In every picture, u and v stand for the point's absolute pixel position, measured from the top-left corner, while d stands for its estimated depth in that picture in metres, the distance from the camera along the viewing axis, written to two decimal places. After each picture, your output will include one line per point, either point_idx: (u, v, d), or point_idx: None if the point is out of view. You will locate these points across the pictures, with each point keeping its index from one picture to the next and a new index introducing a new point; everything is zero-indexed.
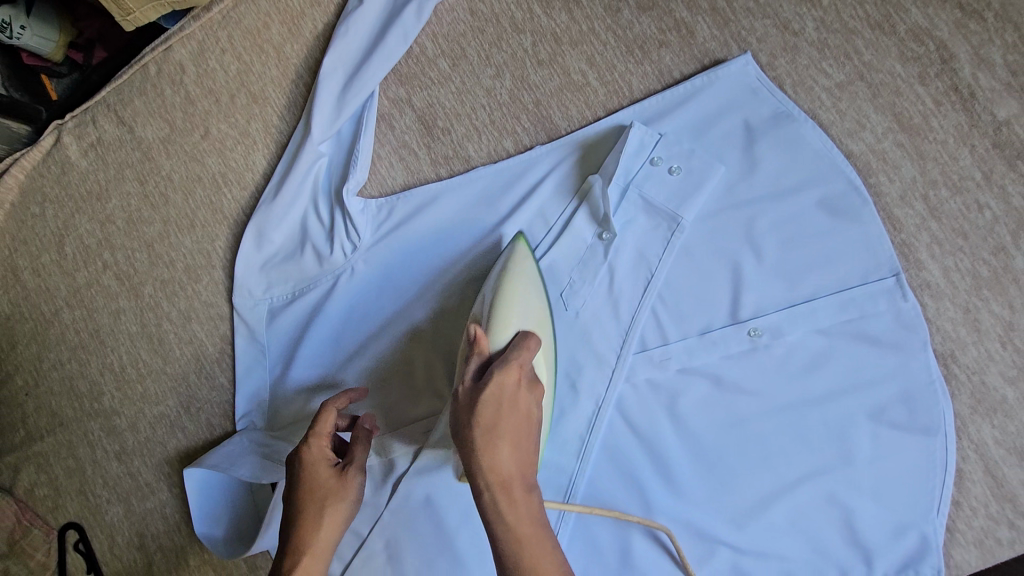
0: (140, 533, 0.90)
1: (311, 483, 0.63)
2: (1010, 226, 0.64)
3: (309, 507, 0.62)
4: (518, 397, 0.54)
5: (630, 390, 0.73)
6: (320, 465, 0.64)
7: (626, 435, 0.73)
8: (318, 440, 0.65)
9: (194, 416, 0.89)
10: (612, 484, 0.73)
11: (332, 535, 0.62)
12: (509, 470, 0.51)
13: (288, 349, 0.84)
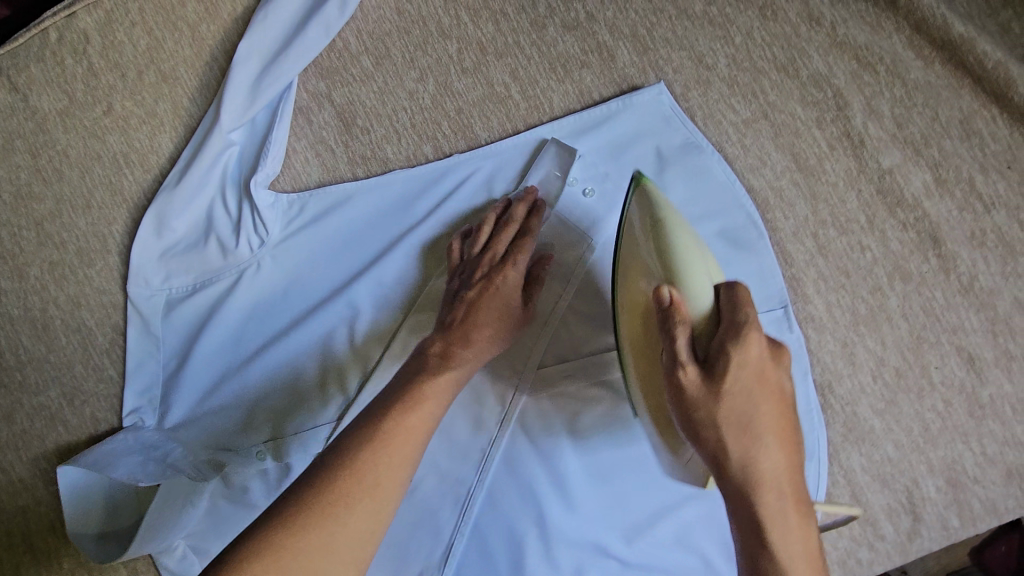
0: (9, 533, 0.83)
1: (441, 379, 0.62)
2: (887, 268, 0.67)
3: (503, 313, 0.67)
4: (767, 371, 0.51)
5: (532, 403, 0.74)
6: (511, 278, 0.68)
7: (526, 449, 0.74)
8: (522, 261, 0.69)
9: (77, 409, 0.83)
10: (509, 494, 0.74)
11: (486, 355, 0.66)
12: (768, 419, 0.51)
13: (185, 343, 0.80)
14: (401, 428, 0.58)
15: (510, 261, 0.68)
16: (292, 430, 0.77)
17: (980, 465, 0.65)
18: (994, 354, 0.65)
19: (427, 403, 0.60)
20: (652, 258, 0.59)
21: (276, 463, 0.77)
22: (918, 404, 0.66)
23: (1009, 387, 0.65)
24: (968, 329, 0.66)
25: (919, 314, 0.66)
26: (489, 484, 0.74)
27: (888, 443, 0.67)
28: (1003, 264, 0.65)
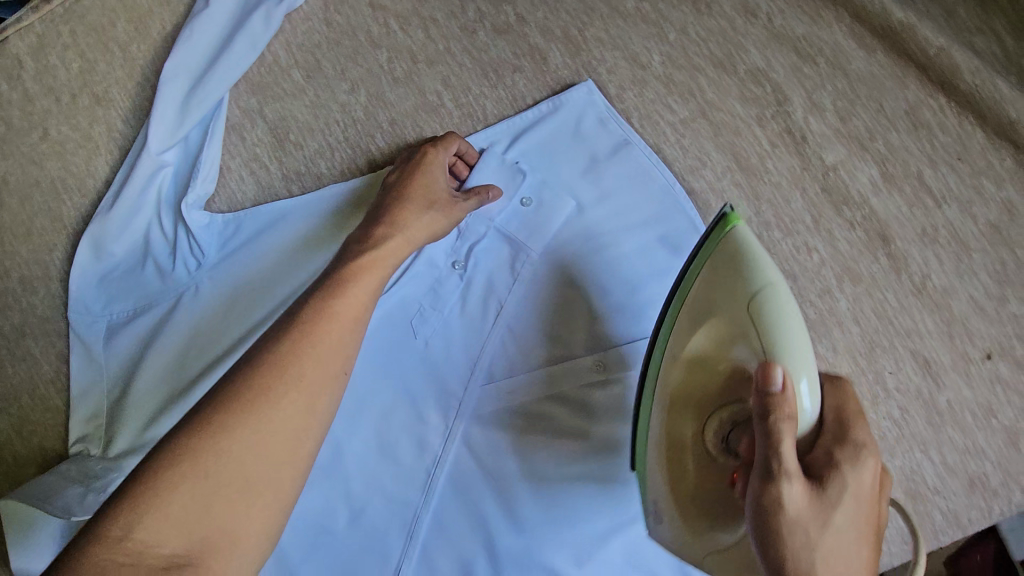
0: None
1: (315, 354, 0.49)
2: (836, 270, 0.64)
3: (417, 198, 0.63)
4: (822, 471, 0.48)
5: (480, 421, 0.71)
6: (438, 168, 0.66)
7: (472, 470, 0.71)
8: (446, 147, 0.67)
9: (25, 439, 0.82)
10: (457, 519, 0.71)
11: (421, 236, 0.61)
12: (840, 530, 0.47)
13: (126, 370, 0.79)
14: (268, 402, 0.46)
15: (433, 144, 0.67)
16: None
17: (940, 475, 0.62)
18: (951, 357, 0.62)
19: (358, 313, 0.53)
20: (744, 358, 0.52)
21: None
22: (873, 413, 0.63)
23: (968, 391, 0.61)
24: (923, 332, 0.62)
25: (871, 318, 0.63)
26: (435, 507, 0.71)
27: None
28: (957, 261, 0.62)
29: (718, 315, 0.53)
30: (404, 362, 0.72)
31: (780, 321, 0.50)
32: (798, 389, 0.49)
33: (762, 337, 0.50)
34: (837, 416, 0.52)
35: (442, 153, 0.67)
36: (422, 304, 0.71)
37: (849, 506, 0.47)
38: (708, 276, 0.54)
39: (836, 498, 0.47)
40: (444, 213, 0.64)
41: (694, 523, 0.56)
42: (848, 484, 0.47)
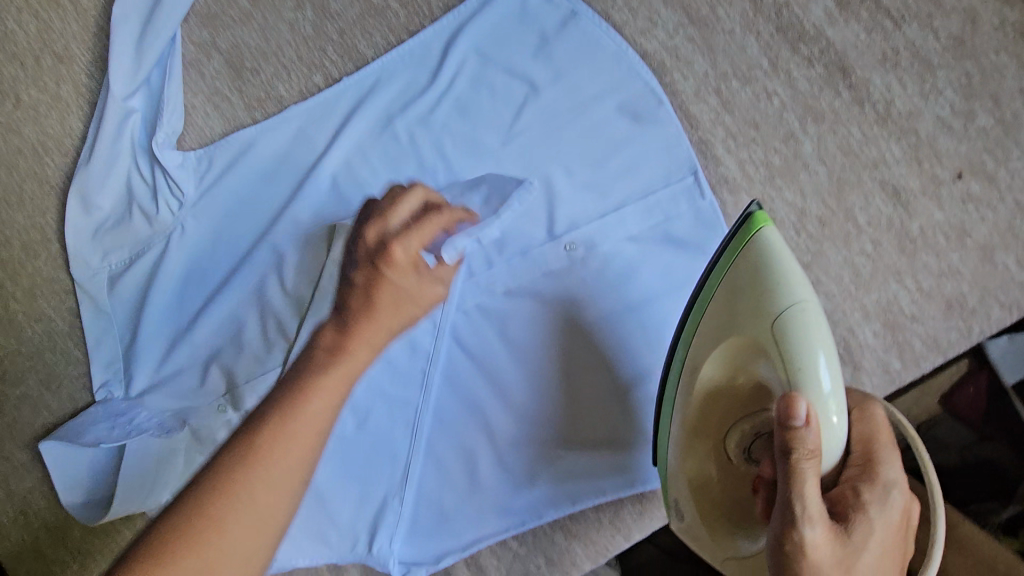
0: (23, 512, 0.90)
1: (310, 409, 0.56)
2: (798, 112, 0.63)
3: (385, 308, 0.60)
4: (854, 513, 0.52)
5: (465, 315, 0.73)
6: (405, 274, 0.60)
7: (462, 362, 0.74)
8: (415, 242, 0.60)
9: (56, 392, 0.88)
10: (455, 408, 0.75)
11: (395, 323, 0.61)
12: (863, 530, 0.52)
13: (133, 314, 0.83)
14: (260, 456, 0.53)
15: (398, 241, 0.59)
16: (243, 378, 0.80)
17: (916, 302, 0.62)
18: (920, 182, 0.61)
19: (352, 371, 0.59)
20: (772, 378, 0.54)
21: (236, 414, 0.81)
22: (846, 250, 0.63)
23: (939, 215, 0.61)
24: (890, 162, 0.62)
25: (837, 155, 0.63)
26: (433, 399, 0.75)
27: (819, 296, 0.63)
28: (920, 82, 0.61)
29: (741, 332, 0.54)
30: None
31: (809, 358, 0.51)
32: (813, 389, 0.51)
33: (790, 368, 0.51)
34: (866, 452, 0.56)
35: (406, 244, 0.59)
36: None
37: (870, 548, 0.51)
38: (743, 288, 0.55)
39: (862, 543, 0.51)
40: (421, 281, 0.62)
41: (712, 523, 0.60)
42: (875, 521, 0.52)
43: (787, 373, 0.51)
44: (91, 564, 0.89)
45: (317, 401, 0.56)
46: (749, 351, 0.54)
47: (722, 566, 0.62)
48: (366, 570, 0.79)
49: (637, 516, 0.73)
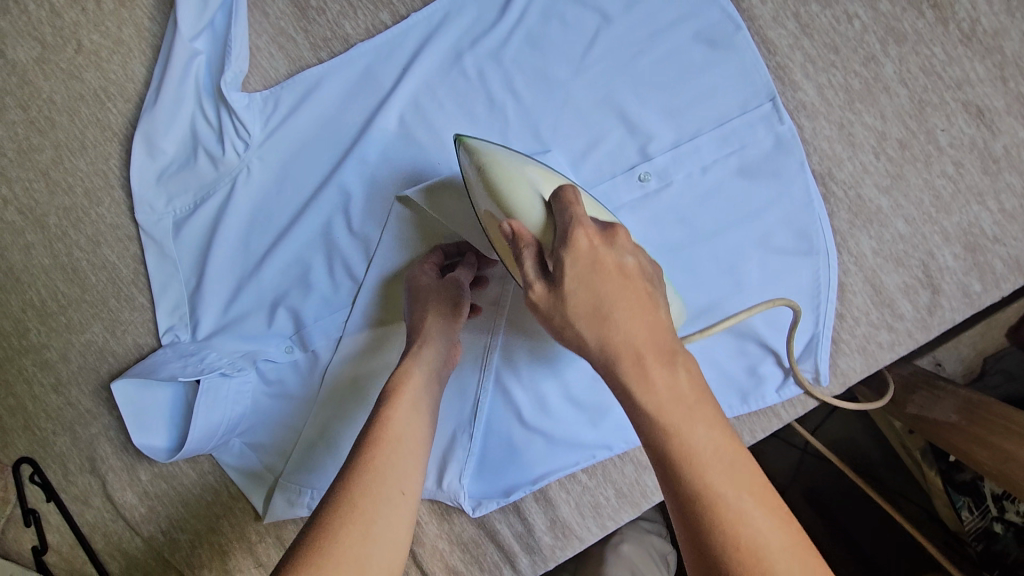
0: (90, 457, 0.92)
1: (369, 477, 0.52)
2: (879, 34, 0.64)
3: (418, 307, 0.67)
4: (605, 258, 0.49)
5: None
6: (424, 273, 0.70)
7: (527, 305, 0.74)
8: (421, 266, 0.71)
9: (120, 338, 0.89)
10: (524, 356, 0.75)
11: (442, 333, 0.66)
12: (703, 446, 0.44)
13: (199, 259, 0.84)
14: (372, 442, 0.55)
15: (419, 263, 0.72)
16: (311, 317, 0.81)
17: (999, 223, 0.63)
18: (1005, 102, 0.62)
19: (407, 417, 0.59)
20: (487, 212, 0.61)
21: (305, 353, 0.83)
22: (926, 173, 0.64)
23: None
24: (974, 81, 0.62)
25: (920, 77, 0.63)
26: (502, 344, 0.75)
27: (898, 220, 0.65)
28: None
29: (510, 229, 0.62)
30: None
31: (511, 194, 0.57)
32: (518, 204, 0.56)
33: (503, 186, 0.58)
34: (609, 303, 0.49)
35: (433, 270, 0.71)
36: None
37: (608, 289, 0.48)
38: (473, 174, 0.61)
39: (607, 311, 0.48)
40: (453, 303, 0.67)
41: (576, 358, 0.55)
42: (601, 278, 0.48)
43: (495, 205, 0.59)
44: (157, 507, 0.90)
45: (410, 359, 0.63)
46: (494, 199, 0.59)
47: None
48: (432, 507, 0.81)
49: None
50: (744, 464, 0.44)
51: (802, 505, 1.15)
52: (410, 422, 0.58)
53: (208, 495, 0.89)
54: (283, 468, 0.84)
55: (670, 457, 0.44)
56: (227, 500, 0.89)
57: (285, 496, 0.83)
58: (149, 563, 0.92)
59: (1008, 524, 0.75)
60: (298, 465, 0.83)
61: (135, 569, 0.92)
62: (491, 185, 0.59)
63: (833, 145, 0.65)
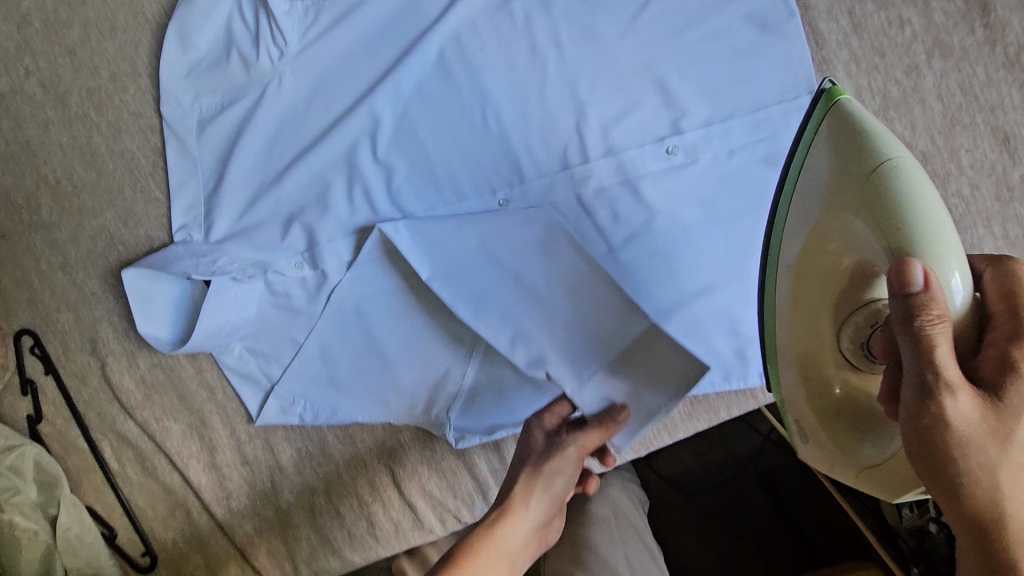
0: (92, 339, 0.95)
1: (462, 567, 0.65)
2: (926, 45, 0.64)
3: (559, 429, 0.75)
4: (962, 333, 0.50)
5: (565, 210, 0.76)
6: (552, 415, 0.77)
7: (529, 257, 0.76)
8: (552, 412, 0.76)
9: (132, 228, 0.90)
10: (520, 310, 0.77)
11: (595, 442, 0.72)
12: (979, 440, 0.47)
13: (221, 162, 0.84)
14: (483, 540, 0.68)
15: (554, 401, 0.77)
16: (325, 237, 0.83)
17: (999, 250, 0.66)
18: None
19: (514, 527, 0.70)
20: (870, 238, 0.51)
21: (314, 271, 0.85)
22: (942, 191, 0.66)
23: None
24: (1008, 108, 0.64)
25: (956, 94, 0.64)
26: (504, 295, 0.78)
27: None
28: None
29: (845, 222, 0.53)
30: (479, 146, 0.76)
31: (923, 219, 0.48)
32: (945, 271, 0.48)
33: (915, 233, 0.48)
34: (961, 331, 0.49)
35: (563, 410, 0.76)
36: (501, 90, 0.74)
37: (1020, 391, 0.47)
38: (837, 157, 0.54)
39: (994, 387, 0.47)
40: (577, 442, 0.72)
41: (848, 436, 0.57)
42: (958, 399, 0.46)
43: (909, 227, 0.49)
44: (154, 395, 0.94)
45: (570, 440, 0.72)
46: (876, 237, 0.51)
47: (858, 482, 0.59)
48: (417, 434, 0.88)
49: (683, 417, 0.79)
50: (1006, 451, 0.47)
51: (755, 484, 1.24)
52: (557, 475, 0.72)
53: (203, 391, 0.93)
54: (279, 376, 0.88)
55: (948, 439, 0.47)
56: (222, 400, 0.92)
57: (277, 402, 0.88)
58: (139, 445, 0.96)
59: (941, 525, 0.82)
60: (293, 376, 0.87)
61: (125, 449, 0.97)
62: (839, 200, 0.53)
63: None
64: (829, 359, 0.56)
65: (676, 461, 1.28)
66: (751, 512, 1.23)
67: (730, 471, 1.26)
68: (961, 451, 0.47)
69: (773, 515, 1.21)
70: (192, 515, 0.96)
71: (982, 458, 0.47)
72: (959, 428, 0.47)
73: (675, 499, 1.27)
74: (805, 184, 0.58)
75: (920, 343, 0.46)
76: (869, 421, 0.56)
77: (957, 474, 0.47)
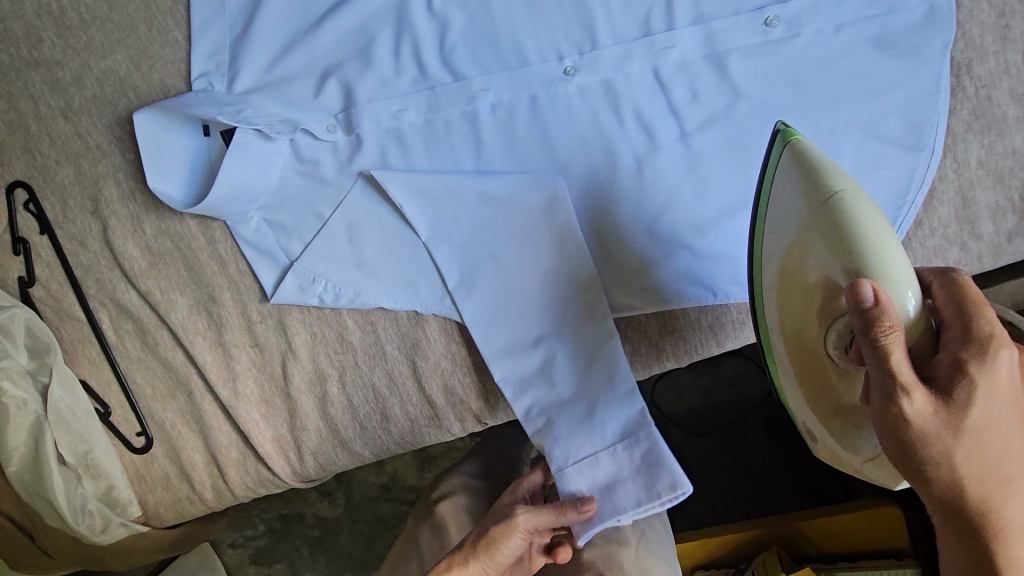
0: (94, 198, 0.86)
1: None
2: None
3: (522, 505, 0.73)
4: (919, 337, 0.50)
5: (643, 86, 0.68)
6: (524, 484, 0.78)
7: (599, 136, 0.70)
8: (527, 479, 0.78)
9: (144, 74, 0.81)
10: (584, 196, 0.73)
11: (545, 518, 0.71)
12: (936, 441, 0.48)
13: (253, 3, 0.75)
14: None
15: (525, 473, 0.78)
16: (364, 97, 0.74)
17: None
18: None
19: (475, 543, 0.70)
20: (848, 263, 0.50)
21: (349, 136, 0.76)
22: None
23: None
24: None
25: None
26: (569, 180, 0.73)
27: (1017, 133, 0.63)
28: None
29: (809, 257, 0.53)
30: (549, 2, 0.68)
31: (881, 250, 0.49)
32: (893, 281, 0.48)
33: (871, 255, 0.49)
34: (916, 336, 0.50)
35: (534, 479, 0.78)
36: None
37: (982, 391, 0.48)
38: (803, 186, 0.53)
39: (961, 395, 0.48)
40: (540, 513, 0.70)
41: (842, 442, 0.56)
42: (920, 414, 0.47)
43: (869, 254, 0.49)
44: (159, 265, 0.87)
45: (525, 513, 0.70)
46: (839, 259, 0.51)
47: (864, 476, 0.58)
48: (446, 326, 0.82)
49: (737, 326, 0.75)
50: (958, 444, 0.49)
51: (760, 429, 1.21)
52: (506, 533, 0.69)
53: (214, 265, 0.85)
54: (299, 253, 0.81)
55: (908, 447, 0.49)
56: (234, 276, 0.85)
57: (295, 280, 0.81)
58: (140, 318, 0.89)
59: None
60: (315, 254, 0.80)
61: (125, 321, 0.90)
62: (807, 220, 0.53)
63: (984, 36, 0.61)
64: (829, 379, 0.54)
65: (683, 401, 1.24)
66: (751, 454, 1.20)
67: (738, 414, 1.22)
68: (913, 452, 0.49)
69: (775, 456, 1.19)
70: (194, 397, 0.91)
71: (936, 453, 0.49)
72: (911, 434, 0.48)
73: (675, 438, 1.23)
74: (774, 220, 0.56)
75: (877, 356, 0.46)
76: (855, 410, 0.54)
77: (914, 468, 0.50)
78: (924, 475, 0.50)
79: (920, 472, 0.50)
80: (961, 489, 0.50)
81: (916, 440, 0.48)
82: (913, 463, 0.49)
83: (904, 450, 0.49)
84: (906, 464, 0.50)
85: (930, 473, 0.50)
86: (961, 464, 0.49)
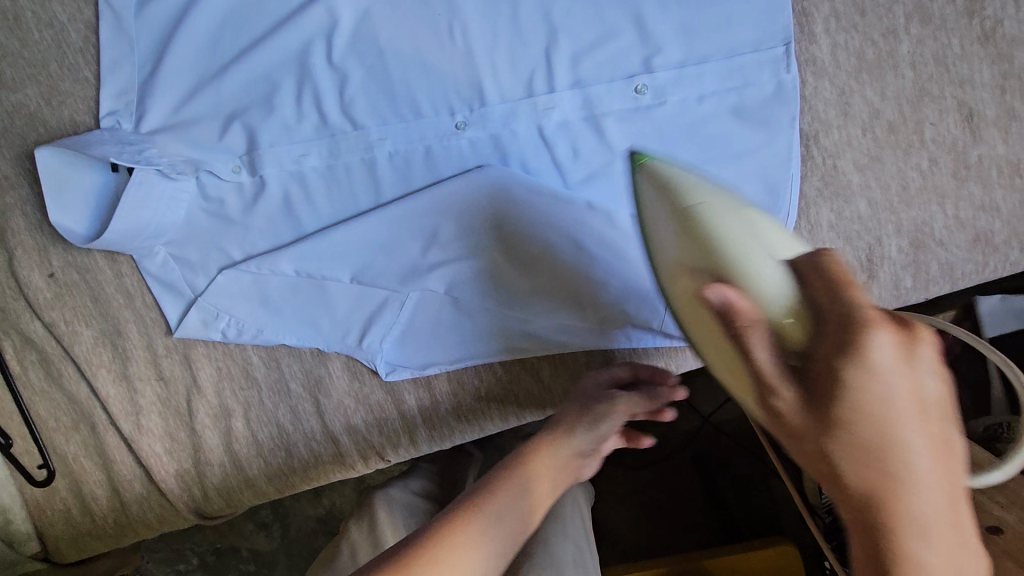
0: (0, 228, 0.86)
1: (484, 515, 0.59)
2: (906, 10, 0.64)
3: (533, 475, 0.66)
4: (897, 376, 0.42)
5: (530, 144, 0.73)
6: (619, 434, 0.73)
7: (485, 189, 0.73)
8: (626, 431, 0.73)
9: (55, 109, 0.82)
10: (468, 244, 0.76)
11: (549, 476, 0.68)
12: (884, 461, 0.42)
13: (159, 47, 0.77)
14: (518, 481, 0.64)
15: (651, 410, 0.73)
16: (267, 142, 0.77)
17: (949, 229, 0.67)
18: (995, 112, 0.65)
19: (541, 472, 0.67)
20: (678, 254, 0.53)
21: (253, 177, 0.78)
22: (903, 161, 0.67)
23: (1001, 149, 0.65)
24: (975, 83, 0.64)
25: (930, 63, 0.65)
26: (457, 228, 0.75)
27: (862, 199, 0.68)
28: None
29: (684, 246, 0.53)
30: (438, 59, 0.71)
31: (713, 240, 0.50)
32: (751, 276, 0.48)
33: (734, 259, 0.49)
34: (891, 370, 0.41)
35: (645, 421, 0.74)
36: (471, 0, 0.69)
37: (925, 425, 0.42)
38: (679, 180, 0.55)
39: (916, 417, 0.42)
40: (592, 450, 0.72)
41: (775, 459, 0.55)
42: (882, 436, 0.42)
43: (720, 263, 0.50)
44: (66, 296, 0.87)
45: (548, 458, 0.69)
46: (699, 260, 0.51)
47: None
48: (347, 364, 0.84)
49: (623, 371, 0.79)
50: (863, 455, 0.42)
51: (688, 466, 1.23)
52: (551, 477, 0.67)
53: (120, 297, 0.86)
54: (204, 288, 0.83)
55: (869, 473, 0.42)
56: (141, 309, 0.86)
57: (199, 315, 0.82)
58: (44, 349, 0.89)
59: None
60: (219, 289, 0.81)
61: (29, 351, 0.89)
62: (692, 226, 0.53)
63: (829, 111, 0.67)
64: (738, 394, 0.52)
65: None
66: (682, 488, 1.23)
67: (666, 450, 1.24)
68: (847, 456, 0.43)
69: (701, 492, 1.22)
70: (98, 429, 0.90)
71: (876, 469, 0.42)
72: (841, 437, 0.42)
73: (612, 471, 1.26)
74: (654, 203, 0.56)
75: (830, 373, 0.42)
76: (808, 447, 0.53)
77: (850, 486, 0.44)
78: (863, 500, 0.43)
79: (823, 478, 0.44)
80: (882, 527, 0.43)
81: (876, 468, 0.42)
82: (867, 487, 0.42)
83: (858, 460, 0.42)
84: (849, 478, 0.43)
85: (873, 501, 0.43)
86: (918, 504, 0.42)
